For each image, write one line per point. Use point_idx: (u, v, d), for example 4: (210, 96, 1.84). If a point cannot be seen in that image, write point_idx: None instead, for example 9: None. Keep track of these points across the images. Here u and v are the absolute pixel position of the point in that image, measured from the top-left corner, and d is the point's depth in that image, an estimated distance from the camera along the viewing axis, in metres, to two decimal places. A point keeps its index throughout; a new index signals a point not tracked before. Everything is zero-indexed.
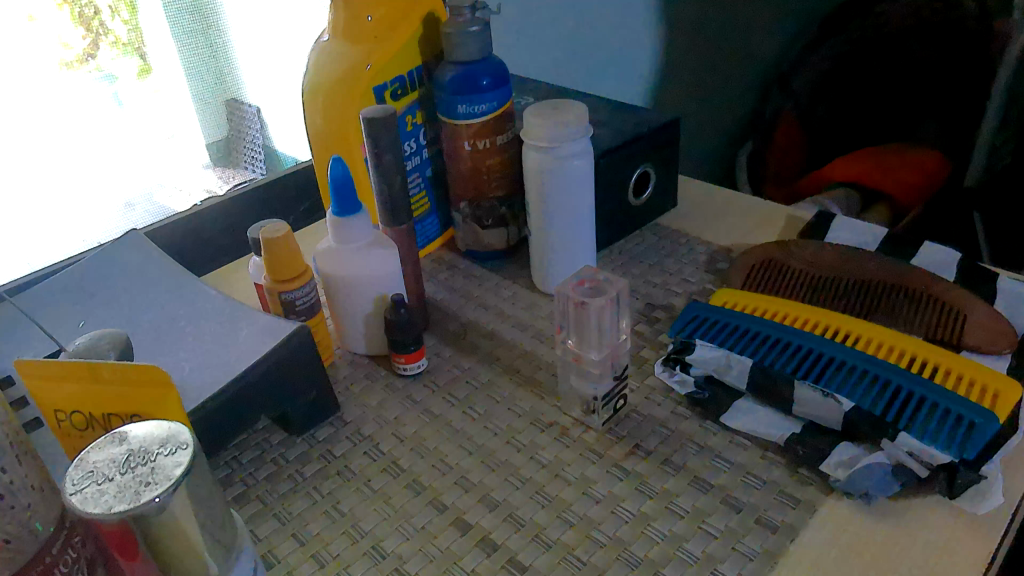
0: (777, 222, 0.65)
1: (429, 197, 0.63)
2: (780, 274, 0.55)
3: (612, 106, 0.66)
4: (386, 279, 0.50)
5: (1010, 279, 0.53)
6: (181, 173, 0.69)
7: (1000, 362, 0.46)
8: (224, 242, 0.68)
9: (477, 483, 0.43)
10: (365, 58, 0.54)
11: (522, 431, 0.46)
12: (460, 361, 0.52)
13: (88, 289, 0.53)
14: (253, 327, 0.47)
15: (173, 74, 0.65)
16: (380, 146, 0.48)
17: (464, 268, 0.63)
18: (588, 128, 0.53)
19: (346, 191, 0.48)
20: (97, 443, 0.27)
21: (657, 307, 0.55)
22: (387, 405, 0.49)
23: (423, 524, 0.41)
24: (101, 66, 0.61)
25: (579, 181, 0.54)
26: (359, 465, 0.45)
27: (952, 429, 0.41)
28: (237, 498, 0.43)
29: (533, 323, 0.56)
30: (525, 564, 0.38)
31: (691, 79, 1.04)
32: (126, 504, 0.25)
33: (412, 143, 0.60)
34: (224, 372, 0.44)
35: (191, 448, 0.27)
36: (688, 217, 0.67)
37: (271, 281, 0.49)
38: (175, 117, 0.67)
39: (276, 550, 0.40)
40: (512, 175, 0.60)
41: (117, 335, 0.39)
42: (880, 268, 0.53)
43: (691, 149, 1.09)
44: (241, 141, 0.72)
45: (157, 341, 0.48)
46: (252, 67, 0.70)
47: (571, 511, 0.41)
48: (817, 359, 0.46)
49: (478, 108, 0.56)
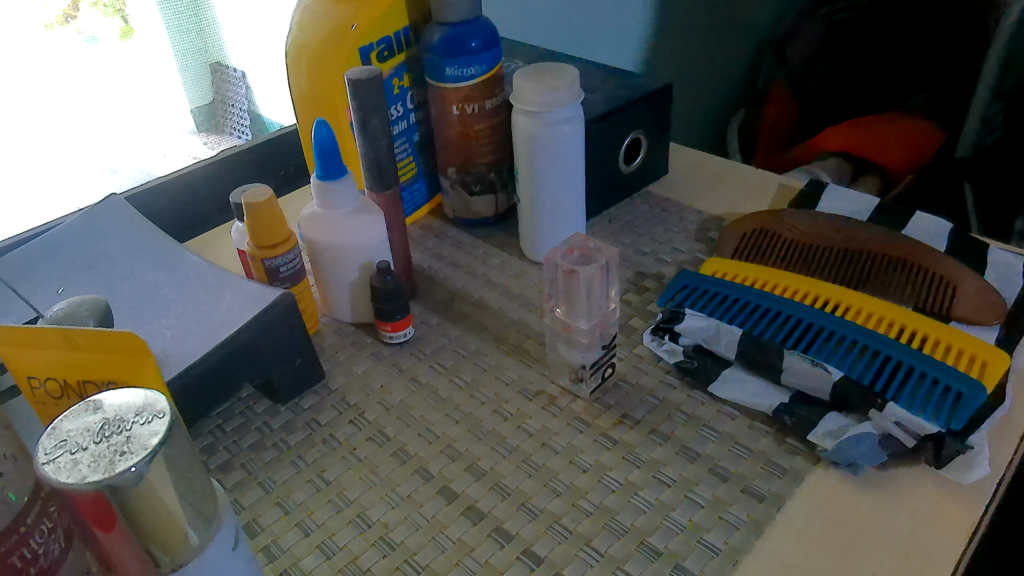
0: (770, 190, 0.64)
1: (416, 163, 0.62)
2: (771, 243, 0.55)
3: (604, 71, 0.65)
4: (372, 245, 0.50)
5: (1001, 251, 0.53)
6: (165, 138, 0.67)
7: (989, 332, 0.46)
8: (207, 208, 0.67)
9: (464, 452, 0.43)
10: (351, 18, 0.52)
11: (508, 400, 0.46)
12: (447, 330, 0.52)
13: (67, 254, 0.52)
14: (236, 294, 0.46)
15: (155, 36, 0.63)
16: (366, 108, 0.47)
17: (452, 236, 0.62)
18: (579, 92, 0.51)
19: (331, 155, 0.47)
20: (71, 411, 0.26)
21: (646, 277, 0.55)
22: (373, 374, 0.49)
23: (409, 492, 0.40)
24: (82, 27, 0.59)
25: (569, 147, 0.53)
26: (345, 434, 0.44)
27: (940, 398, 0.40)
28: (221, 467, 0.43)
29: (522, 291, 0.55)
30: (511, 533, 0.38)
31: (684, 46, 1.02)
32: (99, 474, 0.24)
33: (399, 107, 0.59)
34: (206, 340, 0.43)
35: (167, 417, 0.26)
36: (679, 186, 0.66)
37: (253, 247, 0.48)
38: (158, 81, 0.65)
39: (260, 519, 0.39)
40: (501, 140, 0.59)
41: (97, 302, 0.38)
42: (871, 238, 0.53)
43: (682, 118, 1.08)
44: (226, 106, 0.71)
45: (138, 309, 0.47)
46: (235, 29, 0.68)
47: (559, 481, 0.40)
48: (806, 330, 0.45)
49: (467, 72, 0.55)
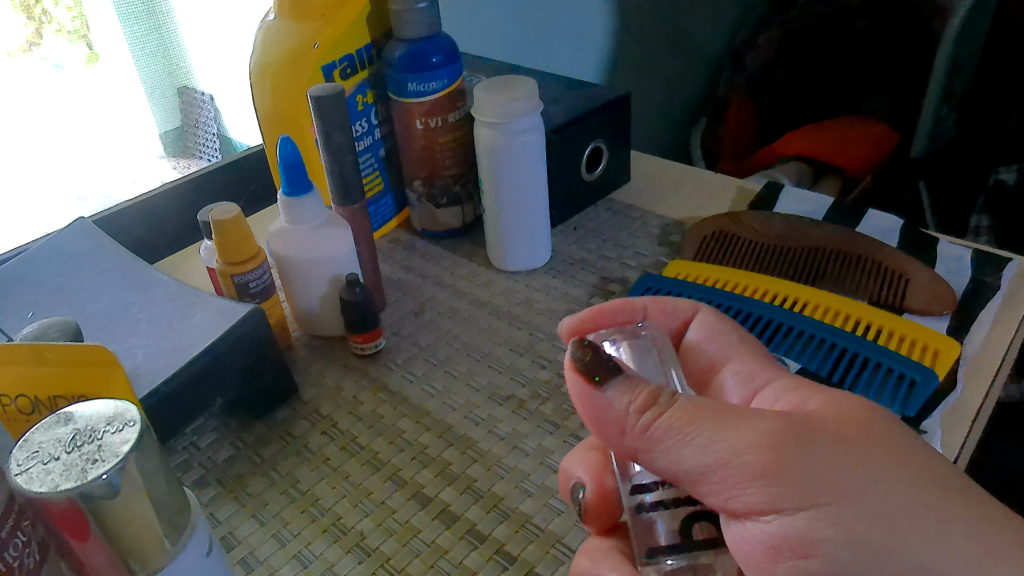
0: (729, 193, 0.66)
1: (382, 177, 0.63)
2: (732, 245, 0.56)
3: (564, 83, 0.66)
4: (340, 259, 0.50)
5: (949, 243, 0.55)
6: (135, 164, 0.68)
7: (940, 322, 0.48)
8: (178, 229, 0.67)
9: (436, 457, 0.43)
10: (312, 37, 0.53)
11: (480, 405, 0.47)
12: (417, 339, 0.53)
13: (35, 279, 0.52)
14: (207, 311, 0.47)
15: (121, 60, 0.63)
16: (329, 124, 0.48)
17: (420, 248, 0.63)
18: (538, 103, 0.53)
19: (297, 170, 0.48)
20: (42, 423, 0.26)
21: (611, 281, 0.56)
22: (345, 385, 0.49)
23: (383, 499, 0.41)
24: (46, 55, 0.59)
25: (530, 157, 0.54)
26: (318, 444, 0.45)
27: (895, 386, 0.42)
28: (196, 483, 0.43)
29: (490, 300, 0.56)
30: (484, 534, 0.39)
31: (645, 58, 1.04)
32: (72, 482, 0.25)
33: (364, 124, 0.60)
34: (177, 357, 0.43)
35: (138, 425, 0.27)
36: (641, 192, 0.68)
37: (222, 264, 0.49)
38: (126, 108, 0.66)
39: (236, 531, 0.40)
40: (465, 153, 0.60)
41: (67, 323, 0.38)
42: (826, 237, 0.55)
43: (647, 129, 1.10)
44: (194, 129, 0.71)
45: (109, 330, 0.47)
46: (201, 54, 0.69)
47: (529, 481, 0.41)
48: (765, 325, 0.47)
49: (429, 86, 0.56)
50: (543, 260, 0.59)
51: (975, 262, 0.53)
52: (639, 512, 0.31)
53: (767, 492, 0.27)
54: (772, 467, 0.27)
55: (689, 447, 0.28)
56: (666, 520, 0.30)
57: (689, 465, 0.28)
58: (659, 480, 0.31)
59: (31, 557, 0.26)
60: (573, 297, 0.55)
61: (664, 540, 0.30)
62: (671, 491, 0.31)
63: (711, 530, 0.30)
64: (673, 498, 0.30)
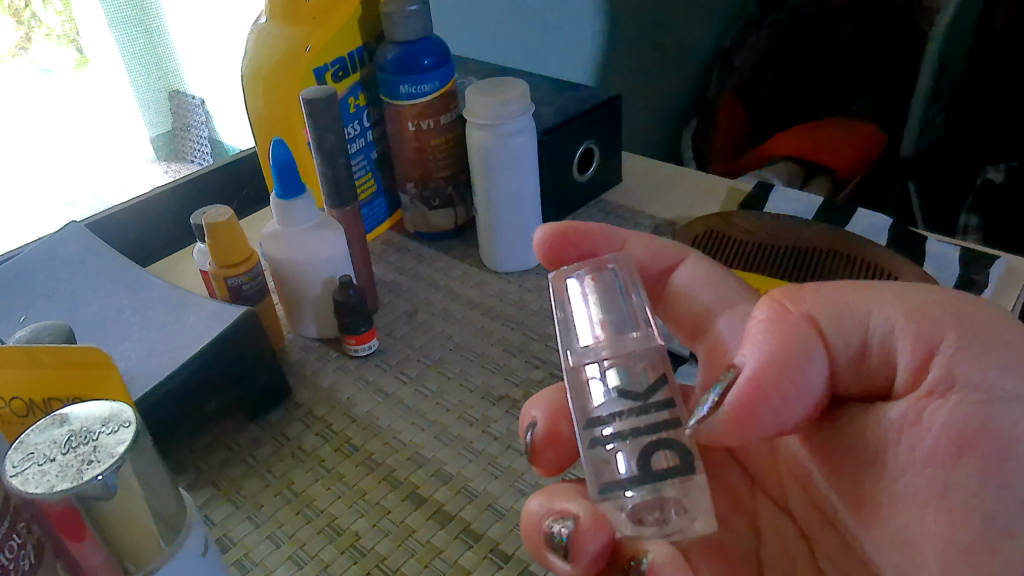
0: (720, 193, 0.66)
1: (375, 179, 0.63)
2: (723, 244, 0.56)
3: (555, 84, 0.67)
4: (333, 260, 0.51)
5: (938, 241, 0.56)
6: (125, 168, 0.67)
7: None
8: (170, 232, 0.67)
9: (430, 457, 0.44)
10: (304, 39, 0.54)
11: (473, 406, 0.47)
12: (411, 340, 0.53)
13: (27, 283, 0.52)
14: (200, 313, 0.47)
15: (112, 64, 0.63)
16: (321, 127, 0.48)
17: (413, 250, 0.63)
18: (529, 104, 0.53)
19: (289, 173, 0.48)
20: (37, 425, 0.26)
21: None
22: (338, 387, 0.49)
23: (378, 499, 0.41)
24: (35, 59, 0.59)
25: (522, 158, 0.55)
26: (312, 446, 0.45)
27: None
28: (191, 485, 0.43)
29: (483, 300, 0.56)
30: (479, 533, 0.39)
31: (636, 60, 1.05)
32: (68, 482, 0.25)
33: (356, 126, 0.60)
34: (170, 360, 0.43)
35: (133, 426, 0.27)
36: (633, 193, 0.68)
37: (215, 266, 0.49)
38: (117, 113, 0.66)
39: (231, 533, 0.40)
40: (457, 155, 0.61)
41: (60, 326, 0.38)
42: (816, 236, 0.56)
43: None
44: (186, 133, 0.71)
45: (102, 333, 0.47)
46: (191, 58, 0.68)
47: (524, 480, 0.42)
48: None
49: (421, 88, 0.56)
50: (535, 261, 0.59)
51: (963, 260, 0.54)
52: (595, 445, 0.30)
53: (985, 355, 0.25)
54: (983, 325, 0.26)
55: (873, 312, 0.28)
56: (628, 452, 0.29)
57: (877, 337, 0.28)
58: (619, 411, 0.30)
59: (25, 560, 0.26)
60: None
61: (625, 471, 0.29)
62: (632, 422, 0.30)
63: (674, 460, 0.29)
64: (633, 427, 0.30)
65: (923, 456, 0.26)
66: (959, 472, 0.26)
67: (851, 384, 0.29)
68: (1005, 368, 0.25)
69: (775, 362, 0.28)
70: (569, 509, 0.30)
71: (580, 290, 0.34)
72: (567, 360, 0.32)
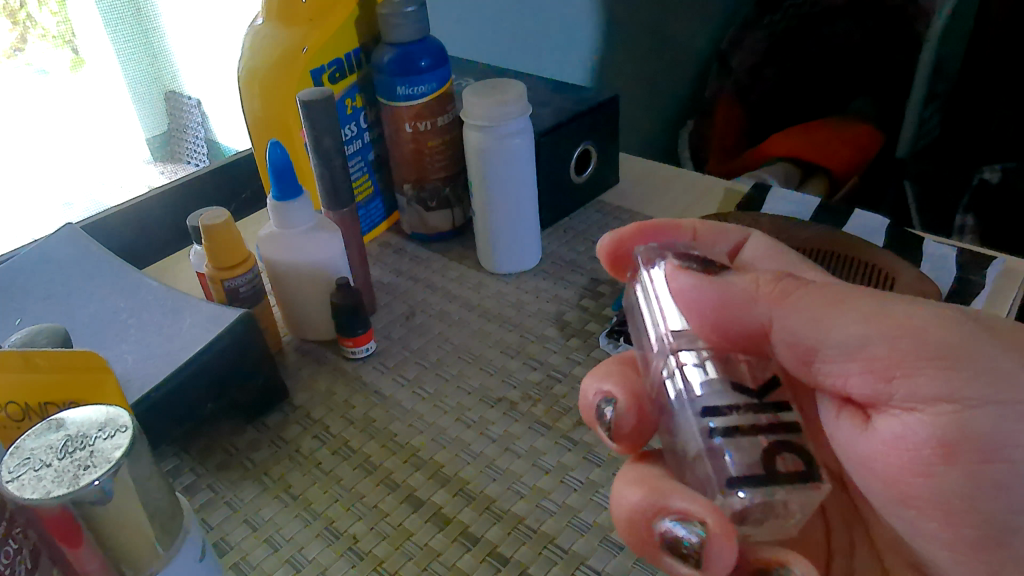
0: (717, 194, 0.66)
1: (372, 181, 0.63)
2: None
3: (552, 86, 0.67)
4: (330, 262, 0.50)
5: (935, 242, 0.56)
6: (121, 169, 0.67)
7: None
8: (166, 234, 0.67)
9: (428, 460, 0.43)
10: (301, 41, 0.54)
11: (471, 408, 0.47)
12: (408, 342, 0.53)
13: (23, 285, 0.51)
14: (197, 316, 0.46)
15: (108, 65, 0.63)
16: (318, 129, 0.48)
17: (410, 251, 0.63)
18: (526, 106, 0.53)
19: (286, 175, 0.48)
20: (33, 430, 0.26)
21: (601, 283, 0.57)
22: (336, 389, 0.49)
23: (376, 502, 0.41)
24: (31, 60, 0.59)
25: (519, 160, 0.54)
26: (310, 448, 0.45)
27: None
28: (187, 488, 0.43)
29: (481, 302, 0.56)
30: (477, 535, 0.39)
31: (633, 61, 1.05)
32: (64, 488, 0.25)
33: (353, 127, 0.60)
34: (167, 362, 0.43)
35: (130, 431, 0.27)
36: (630, 194, 0.68)
37: (212, 269, 0.49)
38: (113, 113, 0.65)
39: (228, 537, 0.40)
40: (454, 156, 0.61)
41: (55, 330, 0.38)
42: (814, 236, 0.55)
43: (635, 131, 1.10)
44: (183, 134, 0.71)
45: (98, 336, 0.47)
46: (188, 59, 0.68)
47: (522, 483, 0.42)
48: None
49: (418, 90, 0.56)
50: (533, 262, 0.59)
51: (960, 261, 0.54)
52: (706, 437, 0.29)
53: (932, 374, 0.30)
54: (949, 347, 0.30)
55: (836, 328, 0.32)
56: (738, 452, 0.28)
57: (833, 347, 0.32)
58: (733, 404, 0.29)
59: (22, 566, 0.26)
60: (564, 298, 0.56)
61: (738, 469, 0.28)
62: (736, 419, 0.29)
63: (796, 464, 0.28)
64: (749, 425, 0.29)
65: (908, 465, 0.32)
66: (949, 478, 0.31)
67: (799, 367, 0.35)
68: (969, 382, 0.30)
69: (727, 342, 0.33)
70: (692, 511, 0.29)
71: (664, 281, 0.34)
72: (664, 340, 0.33)
